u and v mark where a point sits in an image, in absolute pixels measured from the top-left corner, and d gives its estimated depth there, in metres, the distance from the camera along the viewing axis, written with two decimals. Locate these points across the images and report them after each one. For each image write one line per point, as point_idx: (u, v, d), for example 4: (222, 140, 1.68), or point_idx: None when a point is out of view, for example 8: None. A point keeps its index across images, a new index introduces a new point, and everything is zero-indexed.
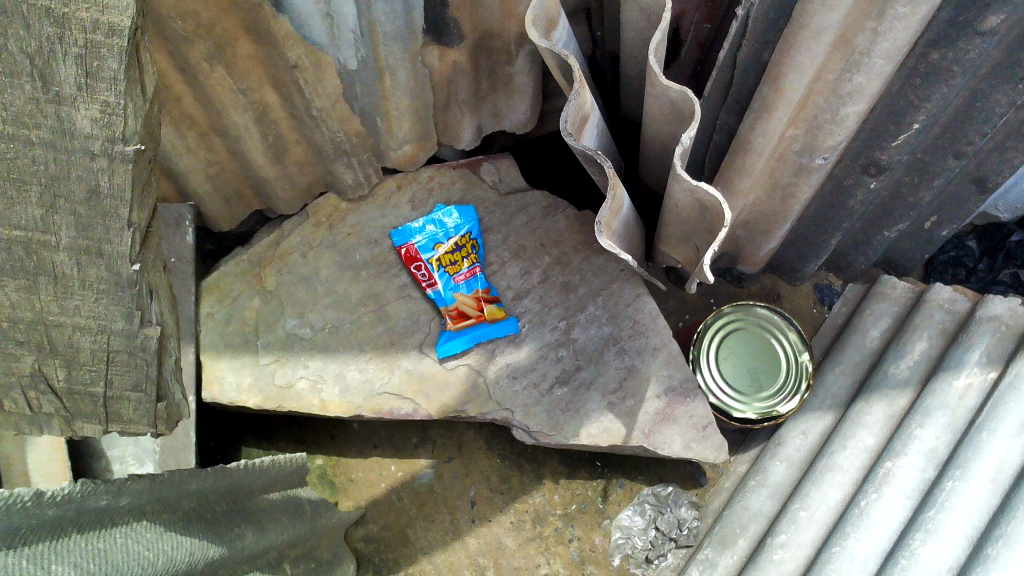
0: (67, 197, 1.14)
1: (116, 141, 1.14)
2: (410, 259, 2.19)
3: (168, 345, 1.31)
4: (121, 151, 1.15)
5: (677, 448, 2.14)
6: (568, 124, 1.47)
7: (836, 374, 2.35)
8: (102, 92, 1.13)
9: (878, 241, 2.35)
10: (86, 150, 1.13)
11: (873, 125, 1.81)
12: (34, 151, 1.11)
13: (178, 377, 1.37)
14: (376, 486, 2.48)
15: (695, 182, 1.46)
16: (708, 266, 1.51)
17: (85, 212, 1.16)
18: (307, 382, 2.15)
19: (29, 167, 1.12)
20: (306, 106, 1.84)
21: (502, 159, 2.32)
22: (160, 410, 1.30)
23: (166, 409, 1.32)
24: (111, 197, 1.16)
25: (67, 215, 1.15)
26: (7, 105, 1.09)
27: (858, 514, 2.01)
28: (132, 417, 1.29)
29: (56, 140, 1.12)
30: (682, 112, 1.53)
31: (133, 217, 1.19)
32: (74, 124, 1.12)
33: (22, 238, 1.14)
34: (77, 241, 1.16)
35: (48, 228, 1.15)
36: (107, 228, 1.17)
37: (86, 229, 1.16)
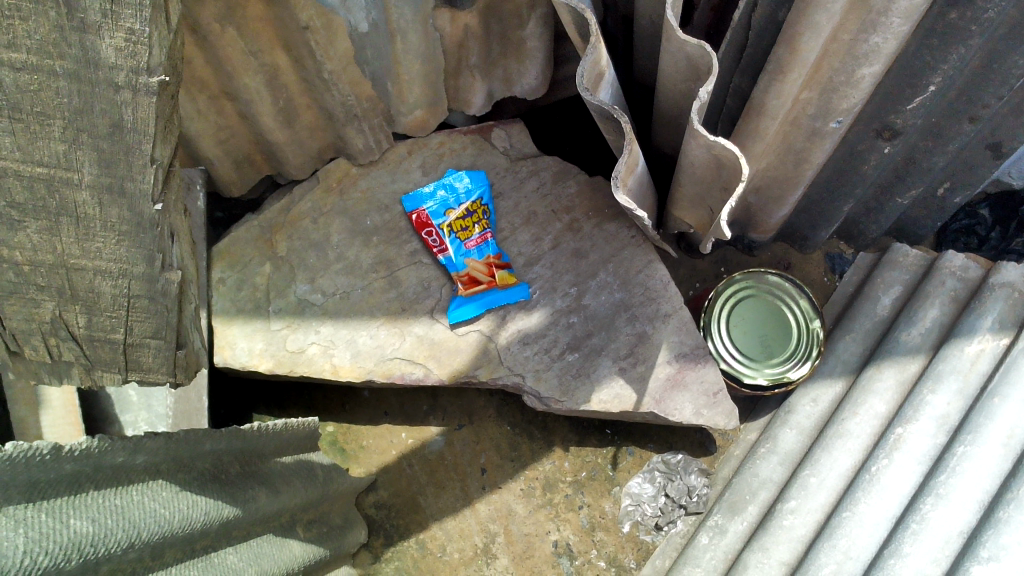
0: (90, 131, 1.11)
1: (141, 72, 1.11)
2: (421, 225, 2.19)
3: (187, 293, 1.31)
4: (145, 83, 1.11)
5: (688, 414, 2.15)
6: (583, 78, 1.46)
7: (847, 342, 2.35)
8: (126, 19, 1.08)
9: (891, 208, 2.34)
10: (111, 82, 1.10)
11: (888, 88, 1.80)
12: (58, 83, 1.08)
13: (197, 326, 1.37)
14: (388, 453, 2.48)
15: (713, 138, 1.44)
16: (725, 222, 1.49)
17: (108, 148, 1.13)
18: (318, 347, 2.15)
19: (52, 100, 1.08)
20: (317, 68, 1.83)
21: (513, 125, 2.32)
22: (179, 358, 1.31)
23: (184, 357, 1.32)
24: (134, 131, 1.13)
25: (90, 150, 1.12)
26: (31, 33, 1.05)
27: (868, 480, 2.02)
28: (151, 366, 1.29)
29: (80, 71, 1.08)
30: (700, 68, 1.51)
31: (156, 154, 1.16)
32: (98, 53, 1.09)
33: (44, 175, 1.11)
34: (99, 178, 1.14)
35: (71, 164, 1.12)
36: (129, 165, 1.14)
37: (109, 166, 1.14)
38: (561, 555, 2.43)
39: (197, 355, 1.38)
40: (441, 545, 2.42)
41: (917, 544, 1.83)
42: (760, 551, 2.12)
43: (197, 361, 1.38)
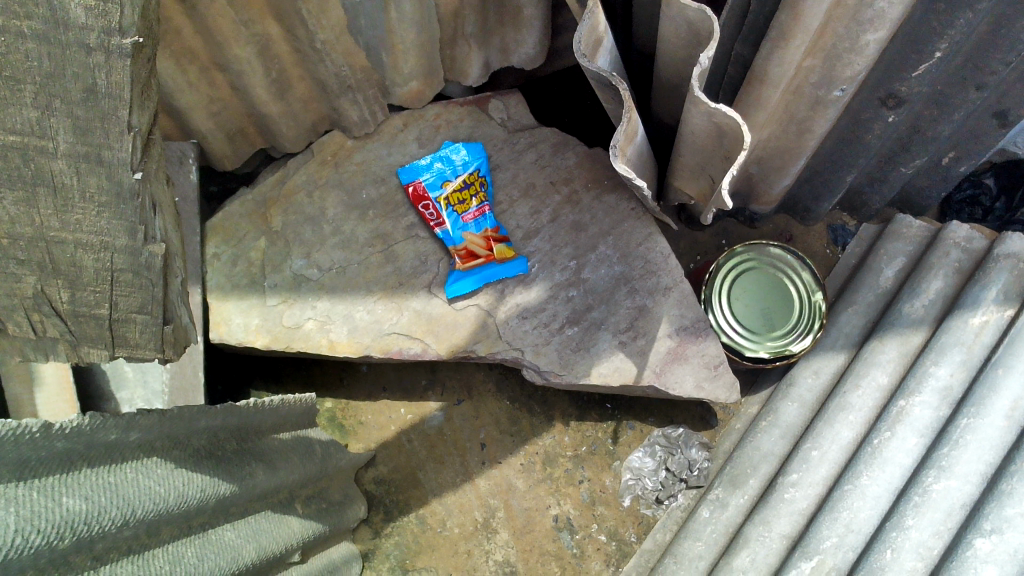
0: (63, 96, 1.08)
1: (113, 33, 1.08)
2: (418, 197, 2.16)
3: (173, 266, 1.27)
4: (118, 44, 1.08)
5: (688, 387, 2.14)
6: (581, 44, 1.40)
7: (849, 314, 2.33)
8: None
9: (894, 178, 2.30)
10: (82, 44, 1.07)
11: (893, 54, 1.77)
12: (27, 45, 1.05)
13: (184, 300, 1.33)
14: (387, 429, 2.46)
15: (714, 104, 1.38)
16: (727, 193, 1.44)
17: (84, 114, 1.10)
18: (315, 323, 2.12)
19: (23, 64, 1.06)
20: (309, 38, 1.79)
21: (511, 96, 2.27)
22: (167, 333, 1.26)
23: (172, 331, 1.27)
24: (109, 97, 1.10)
25: (65, 117, 1.09)
26: None
27: (870, 453, 2.03)
28: (138, 342, 1.25)
29: (49, 32, 1.06)
30: (700, 35, 1.47)
31: (134, 121, 1.14)
32: (68, 14, 1.06)
33: (18, 143, 1.09)
34: (75, 147, 1.11)
35: (45, 132, 1.09)
36: (107, 132, 1.12)
37: (85, 134, 1.11)
38: (562, 529, 2.42)
39: (187, 331, 1.35)
40: (441, 520, 2.41)
41: (920, 517, 1.85)
42: (761, 525, 2.12)
43: (187, 336, 1.35)
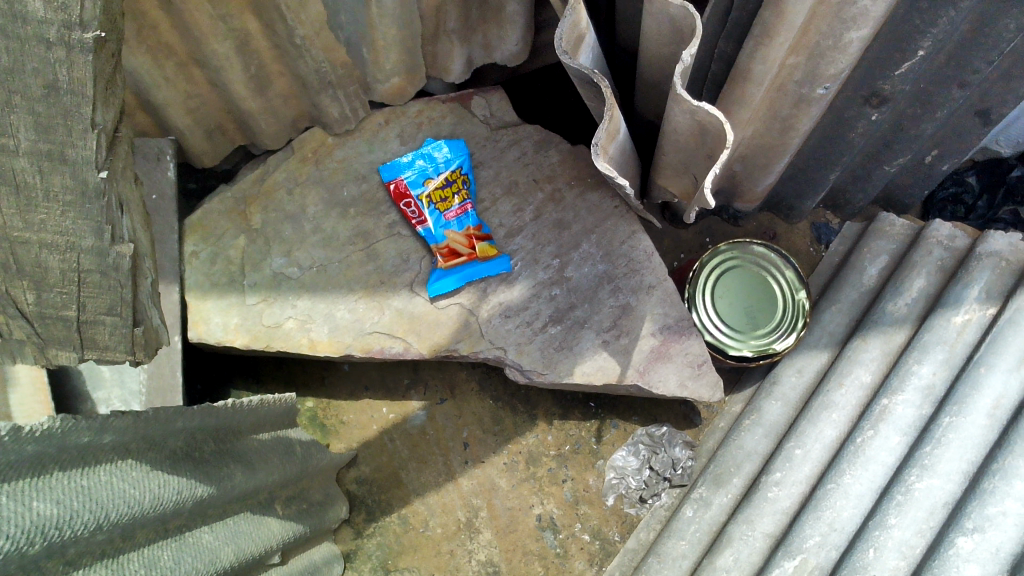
0: (23, 93, 1.06)
1: (73, 27, 1.05)
2: (399, 195, 2.14)
3: (143, 266, 1.27)
4: (79, 39, 1.06)
5: (672, 386, 2.13)
6: (563, 42, 1.38)
7: (833, 312, 2.32)
8: None
9: (877, 176, 2.30)
10: (42, 38, 1.04)
11: (876, 52, 1.77)
12: None
13: (156, 302, 1.32)
14: (368, 428, 2.44)
15: (696, 102, 1.36)
16: (710, 191, 1.42)
17: (45, 112, 1.07)
18: (295, 322, 2.10)
19: None
20: (289, 33, 1.77)
21: (494, 93, 2.25)
22: (138, 335, 1.25)
23: (144, 333, 1.26)
24: (71, 93, 1.08)
25: (25, 114, 1.07)
26: None
27: (853, 452, 2.03)
28: (107, 344, 1.24)
29: (7, 26, 1.03)
30: (684, 32, 1.46)
31: (98, 118, 1.11)
32: (25, 8, 1.03)
33: None
34: (37, 145, 1.08)
35: (5, 129, 1.07)
36: (69, 131, 1.09)
37: (47, 132, 1.08)
38: (545, 529, 2.41)
39: (158, 331, 1.34)
40: (423, 521, 2.40)
41: (902, 516, 1.85)
42: (744, 524, 2.12)
43: (159, 337, 1.34)
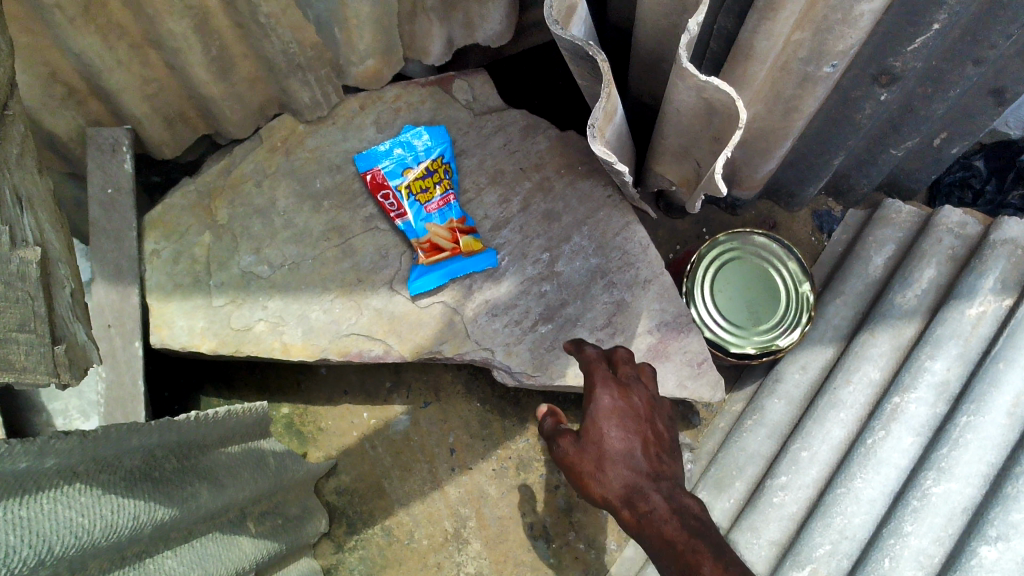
0: None
1: None
2: (376, 186, 1.98)
3: (59, 275, 1.18)
4: None
5: (671, 387, 2.02)
6: (552, 10, 1.21)
7: (837, 305, 2.19)
8: None
9: (883, 160, 2.17)
10: None
11: (887, 26, 1.64)
12: None
13: (77, 316, 1.22)
14: (348, 435, 2.31)
15: (704, 77, 1.22)
16: (720, 177, 1.28)
17: None
18: (266, 324, 1.96)
19: None
20: (252, 11, 1.62)
21: (476, 75, 2.11)
22: (59, 354, 1.11)
23: (66, 353, 1.14)
24: None
25: None
26: None
27: (863, 453, 1.91)
28: (28, 367, 1.06)
29: None
30: (687, 2, 1.32)
31: None
32: None
33: None
34: None
35: None
36: None
37: None
38: (538, 538, 2.27)
39: (86, 349, 1.24)
40: (409, 532, 2.27)
41: (918, 523, 1.74)
42: (749, 531, 2.02)
43: (88, 355, 1.24)
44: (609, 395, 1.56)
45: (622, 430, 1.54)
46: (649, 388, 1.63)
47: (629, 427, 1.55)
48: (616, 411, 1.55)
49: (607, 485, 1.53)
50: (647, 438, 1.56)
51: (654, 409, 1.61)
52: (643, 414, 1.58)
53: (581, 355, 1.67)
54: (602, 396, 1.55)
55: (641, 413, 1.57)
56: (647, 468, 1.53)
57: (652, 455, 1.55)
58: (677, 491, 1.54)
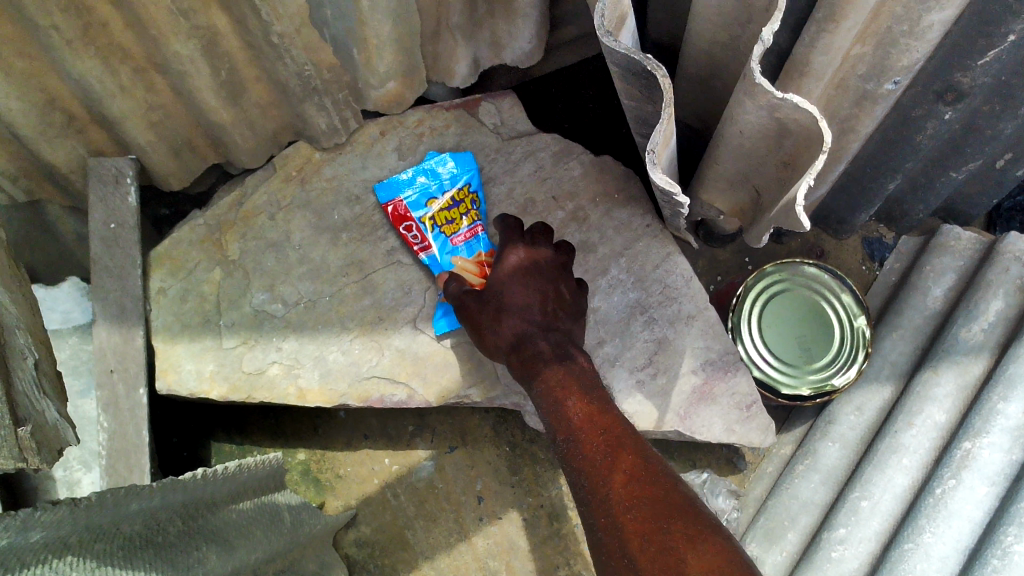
0: None
1: None
2: (399, 218, 1.84)
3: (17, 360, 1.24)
4: None
5: (717, 432, 1.87)
6: (604, 19, 1.08)
7: (894, 340, 2.02)
8: None
9: (942, 184, 2.02)
10: None
11: (956, 39, 1.49)
12: None
13: (46, 393, 1.30)
14: (369, 482, 2.16)
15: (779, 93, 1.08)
16: (803, 212, 1.14)
17: None
18: (280, 367, 1.83)
19: None
20: (264, 31, 1.49)
21: (504, 97, 1.98)
22: (22, 438, 1.16)
23: (31, 437, 1.18)
24: None
25: None
26: None
27: (932, 505, 1.75)
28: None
29: None
30: (754, 10, 1.17)
31: None
32: None
33: None
34: None
35: None
36: None
37: None
38: None
39: (59, 429, 1.30)
40: None
41: None
42: None
43: (59, 433, 1.29)
44: (516, 256, 1.64)
45: (523, 287, 1.59)
46: (561, 261, 1.66)
47: (529, 283, 1.60)
48: (523, 268, 1.62)
49: (500, 334, 1.58)
50: (548, 293, 1.59)
51: (563, 274, 1.65)
52: (550, 273, 1.62)
53: (502, 226, 1.71)
54: (509, 253, 1.64)
55: (546, 275, 1.61)
56: (541, 320, 1.56)
57: (548, 307, 1.57)
58: (566, 342, 1.55)
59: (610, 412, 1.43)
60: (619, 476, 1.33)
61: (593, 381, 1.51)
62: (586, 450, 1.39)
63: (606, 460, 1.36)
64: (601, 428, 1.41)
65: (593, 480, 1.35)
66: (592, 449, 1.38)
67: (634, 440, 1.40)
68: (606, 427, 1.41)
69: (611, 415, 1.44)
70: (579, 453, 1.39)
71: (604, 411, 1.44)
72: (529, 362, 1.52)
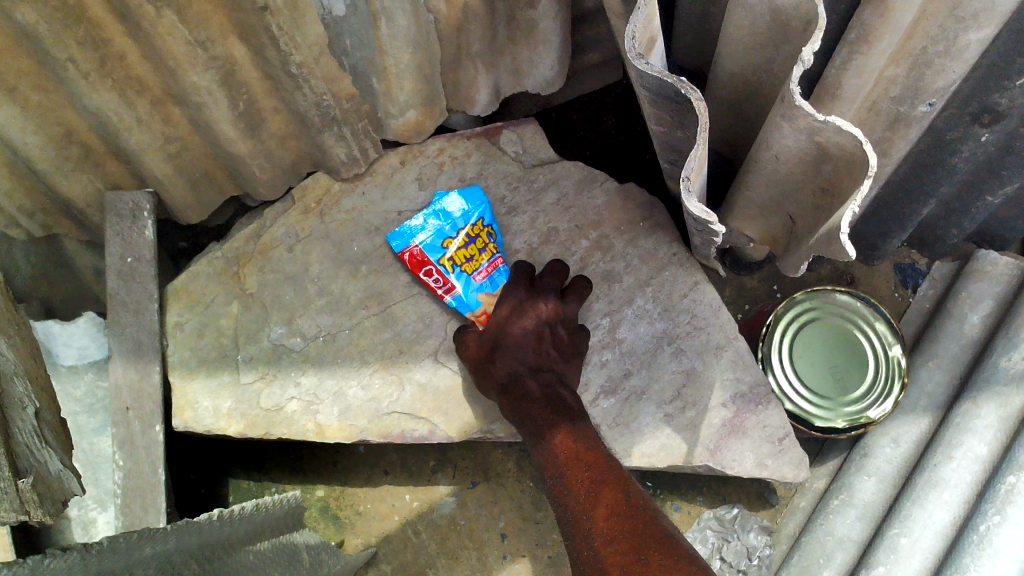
0: None
1: None
2: (417, 264, 1.76)
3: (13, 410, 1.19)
4: None
5: (749, 466, 1.82)
6: (635, 41, 1.04)
7: (931, 370, 1.96)
8: None
9: (977, 209, 1.96)
10: None
11: (994, 59, 1.44)
12: None
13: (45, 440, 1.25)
14: (389, 519, 2.10)
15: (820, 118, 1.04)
16: (846, 239, 1.09)
17: None
18: (299, 403, 1.79)
19: None
20: (282, 61, 1.47)
21: (526, 125, 1.94)
22: (23, 490, 1.12)
23: (31, 488, 1.14)
24: None
25: None
26: None
27: (976, 543, 1.68)
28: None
29: None
30: (788, 33, 1.13)
31: None
32: None
33: None
34: None
35: None
36: None
37: None
38: None
39: (61, 480, 1.26)
40: None
41: None
42: None
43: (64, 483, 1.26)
44: (515, 297, 1.75)
45: (520, 327, 1.71)
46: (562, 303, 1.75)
47: (524, 324, 1.71)
48: (519, 311, 1.73)
49: (493, 373, 1.69)
50: (544, 334, 1.70)
51: (562, 315, 1.74)
52: (547, 316, 1.72)
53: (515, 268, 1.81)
54: (508, 295, 1.75)
55: (543, 316, 1.72)
56: (532, 361, 1.68)
57: (540, 350, 1.69)
58: (556, 383, 1.66)
59: (595, 449, 1.54)
60: (600, 510, 1.41)
61: (581, 419, 1.62)
62: (573, 484, 1.50)
63: (589, 496, 1.45)
64: (586, 464, 1.52)
65: (577, 513, 1.44)
66: (579, 483, 1.49)
67: (618, 476, 1.48)
68: (590, 464, 1.51)
69: (597, 454, 1.54)
70: (566, 489, 1.51)
71: (590, 449, 1.55)
72: (519, 401, 1.64)
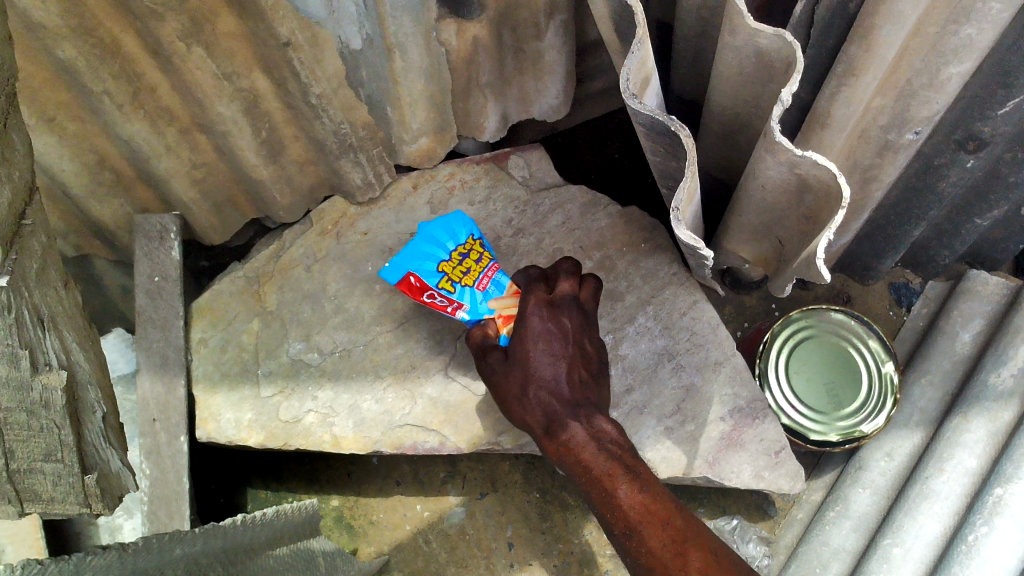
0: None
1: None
2: (420, 290, 1.71)
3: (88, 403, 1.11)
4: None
5: (746, 477, 1.88)
6: (629, 81, 1.13)
7: (923, 386, 2.03)
8: None
9: (967, 231, 2.04)
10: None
11: (975, 90, 1.52)
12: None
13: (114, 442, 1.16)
14: (401, 528, 2.18)
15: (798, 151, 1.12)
16: (824, 262, 1.17)
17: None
18: (316, 416, 1.87)
19: None
20: (303, 92, 1.56)
21: (532, 151, 2.04)
22: (89, 484, 1.06)
23: (97, 482, 1.07)
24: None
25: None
26: None
27: (965, 552, 1.74)
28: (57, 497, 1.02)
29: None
30: (773, 71, 1.22)
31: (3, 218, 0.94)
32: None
33: None
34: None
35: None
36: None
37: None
38: None
39: (121, 479, 1.16)
40: None
41: None
42: None
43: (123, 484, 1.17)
44: (539, 317, 1.62)
45: (549, 354, 1.59)
46: (582, 314, 1.67)
47: (551, 348, 1.60)
48: (546, 335, 1.60)
49: (529, 408, 1.60)
50: (574, 360, 1.60)
51: (585, 330, 1.65)
52: (573, 334, 1.62)
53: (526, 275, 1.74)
54: (531, 315, 1.62)
55: (568, 334, 1.62)
56: (568, 394, 1.58)
57: (575, 381, 1.59)
58: (596, 414, 1.56)
59: (666, 502, 1.46)
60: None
61: (633, 457, 1.53)
62: (654, 546, 1.43)
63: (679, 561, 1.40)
64: (664, 520, 1.44)
65: None
66: (660, 544, 1.43)
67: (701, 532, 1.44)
68: (666, 518, 1.44)
69: (667, 506, 1.46)
70: (644, 551, 1.44)
71: (659, 501, 1.46)
72: (564, 445, 1.54)
